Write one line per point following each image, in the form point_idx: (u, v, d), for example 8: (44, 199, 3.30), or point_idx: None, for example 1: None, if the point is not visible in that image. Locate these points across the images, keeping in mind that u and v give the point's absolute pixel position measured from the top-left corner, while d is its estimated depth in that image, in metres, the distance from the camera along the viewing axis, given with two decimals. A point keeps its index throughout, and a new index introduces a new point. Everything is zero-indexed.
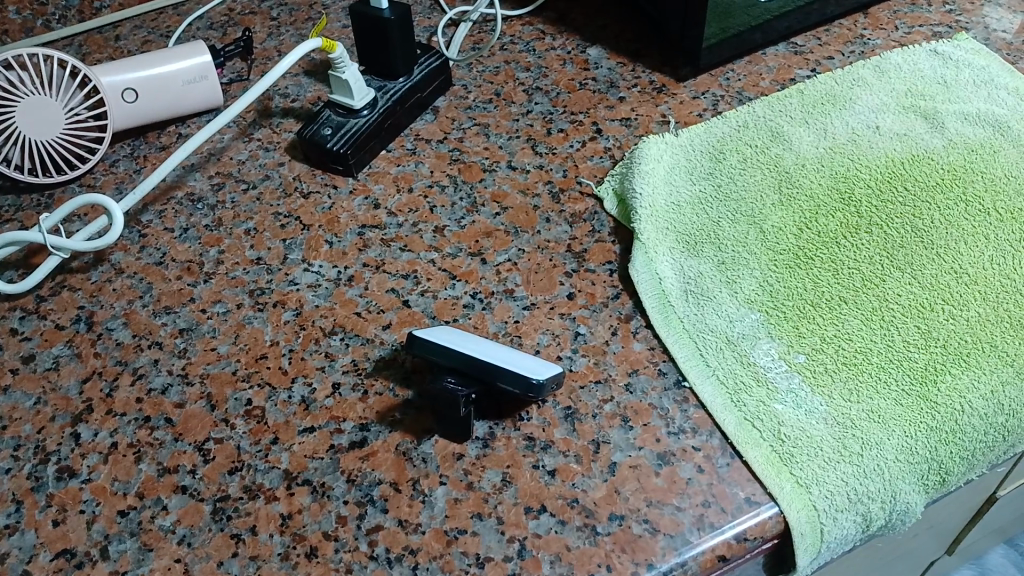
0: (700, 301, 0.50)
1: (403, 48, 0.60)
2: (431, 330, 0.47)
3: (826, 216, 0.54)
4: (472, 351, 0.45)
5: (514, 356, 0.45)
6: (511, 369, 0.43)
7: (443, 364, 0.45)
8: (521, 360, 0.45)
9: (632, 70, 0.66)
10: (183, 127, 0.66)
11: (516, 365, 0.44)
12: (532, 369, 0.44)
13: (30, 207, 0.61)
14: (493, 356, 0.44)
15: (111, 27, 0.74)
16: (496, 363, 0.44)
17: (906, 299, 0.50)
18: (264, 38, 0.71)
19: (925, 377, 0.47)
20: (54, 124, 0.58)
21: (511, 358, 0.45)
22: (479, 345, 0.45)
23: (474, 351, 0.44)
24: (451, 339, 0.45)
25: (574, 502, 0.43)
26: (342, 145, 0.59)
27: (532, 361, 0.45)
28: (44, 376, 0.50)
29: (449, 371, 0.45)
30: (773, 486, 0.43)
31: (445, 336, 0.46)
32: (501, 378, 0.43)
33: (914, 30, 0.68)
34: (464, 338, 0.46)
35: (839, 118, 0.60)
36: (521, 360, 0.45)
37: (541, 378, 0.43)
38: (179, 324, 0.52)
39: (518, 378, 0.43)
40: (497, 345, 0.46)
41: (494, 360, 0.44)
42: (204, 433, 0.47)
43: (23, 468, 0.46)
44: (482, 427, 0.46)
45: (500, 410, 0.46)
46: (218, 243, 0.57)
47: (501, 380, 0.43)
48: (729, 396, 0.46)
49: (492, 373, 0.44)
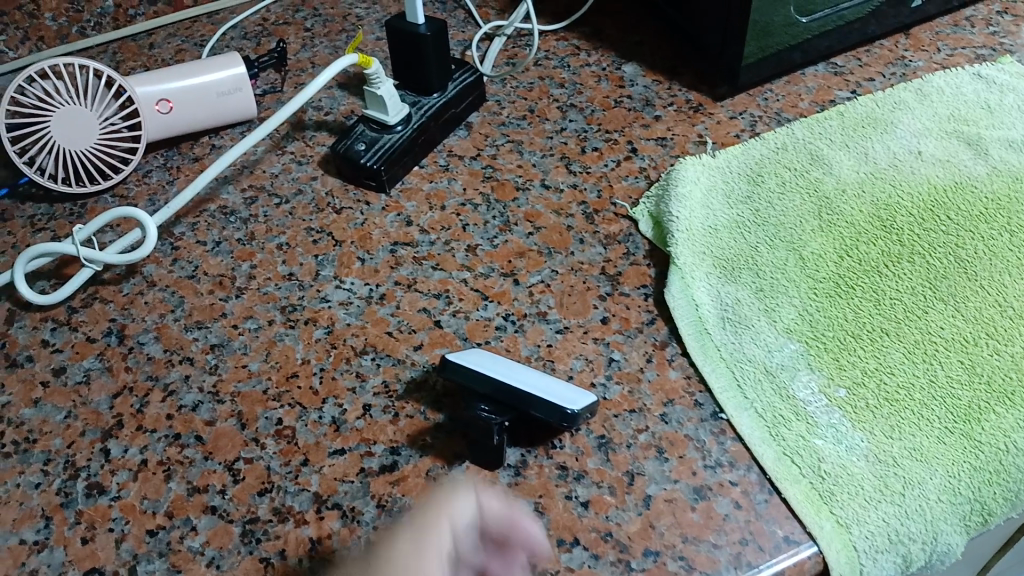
0: (738, 329, 0.49)
1: (439, 64, 0.60)
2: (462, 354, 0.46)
3: (867, 244, 0.53)
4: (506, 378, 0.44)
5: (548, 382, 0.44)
6: (547, 397, 0.43)
7: (477, 390, 0.44)
8: (555, 387, 0.44)
9: (668, 89, 0.65)
10: (216, 139, 0.65)
11: (550, 393, 0.43)
12: (567, 398, 0.43)
13: (62, 216, 0.61)
14: (528, 384, 0.44)
15: (145, 35, 0.73)
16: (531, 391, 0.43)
17: (949, 333, 0.49)
18: (298, 49, 0.71)
19: (968, 416, 0.46)
20: (89, 134, 0.58)
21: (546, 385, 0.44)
22: (512, 372, 0.45)
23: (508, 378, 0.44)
24: (483, 363, 0.45)
25: (608, 536, 0.42)
26: (375, 161, 0.58)
27: (565, 388, 0.44)
28: (75, 390, 0.50)
29: (483, 396, 0.44)
30: (813, 524, 0.42)
31: (479, 361, 0.45)
32: (537, 406, 0.43)
33: (956, 52, 0.67)
34: (497, 364, 0.45)
35: (880, 142, 0.59)
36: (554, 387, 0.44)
37: (578, 407, 0.42)
38: (210, 340, 0.52)
39: (554, 409, 0.42)
40: (530, 371, 0.45)
41: (528, 389, 0.43)
42: (234, 453, 0.47)
43: (53, 482, 0.46)
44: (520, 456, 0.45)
45: (534, 438, 0.46)
46: (250, 257, 0.56)
47: (534, 408, 0.43)
48: (768, 430, 0.45)
49: (527, 402, 0.43)
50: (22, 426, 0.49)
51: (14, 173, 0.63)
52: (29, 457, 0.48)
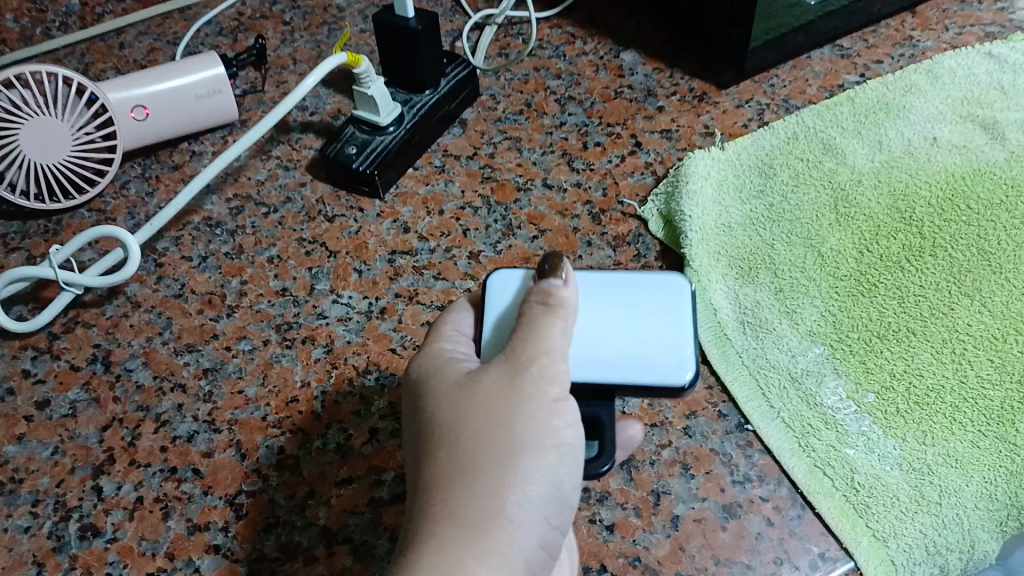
0: (759, 334, 0.47)
1: (431, 59, 0.57)
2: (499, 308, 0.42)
3: (887, 238, 0.51)
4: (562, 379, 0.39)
5: (642, 321, 0.41)
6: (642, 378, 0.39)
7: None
8: (652, 333, 0.40)
9: (669, 77, 0.62)
10: (197, 144, 0.62)
11: (640, 365, 0.39)
12: (672, 354, 0.40)
13: (36, 234, 0.57)
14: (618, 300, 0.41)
15: (114, 33, 0.69)
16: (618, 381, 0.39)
17: (977, 330, 0.46)
18: (278, 44, 0.68)
19: (1001, 418, 0.43)
20: (61, 147, 0.55)
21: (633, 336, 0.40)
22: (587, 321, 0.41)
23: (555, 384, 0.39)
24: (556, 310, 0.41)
25: (635, 561, 0.40)
26: (368, 166, 0.55)
27: (662, 318, 0.41)
28: (60, 423, 0.47)
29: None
30: (849, 541, 0.40)
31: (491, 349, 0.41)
32: (609, 414, 0.39)
33: (966, 31, 0.64)
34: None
35: (894, 129, 0.57)
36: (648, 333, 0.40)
37: (692, 367, 0.39)
38: (203, 364, 0.49)
39: (585, 461, 0.38)
40: (607, 309, 0.41)
41: (619, 373, 0.39)
42: (236, 487, 0.44)
43: (43, 525, 0.44)
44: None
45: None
46: (240, 272, 0.53)
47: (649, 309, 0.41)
48: (798, 440, 0.43)
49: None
50: (6, 465, 0.46)
51: None
52: (15, 499, 0.45)
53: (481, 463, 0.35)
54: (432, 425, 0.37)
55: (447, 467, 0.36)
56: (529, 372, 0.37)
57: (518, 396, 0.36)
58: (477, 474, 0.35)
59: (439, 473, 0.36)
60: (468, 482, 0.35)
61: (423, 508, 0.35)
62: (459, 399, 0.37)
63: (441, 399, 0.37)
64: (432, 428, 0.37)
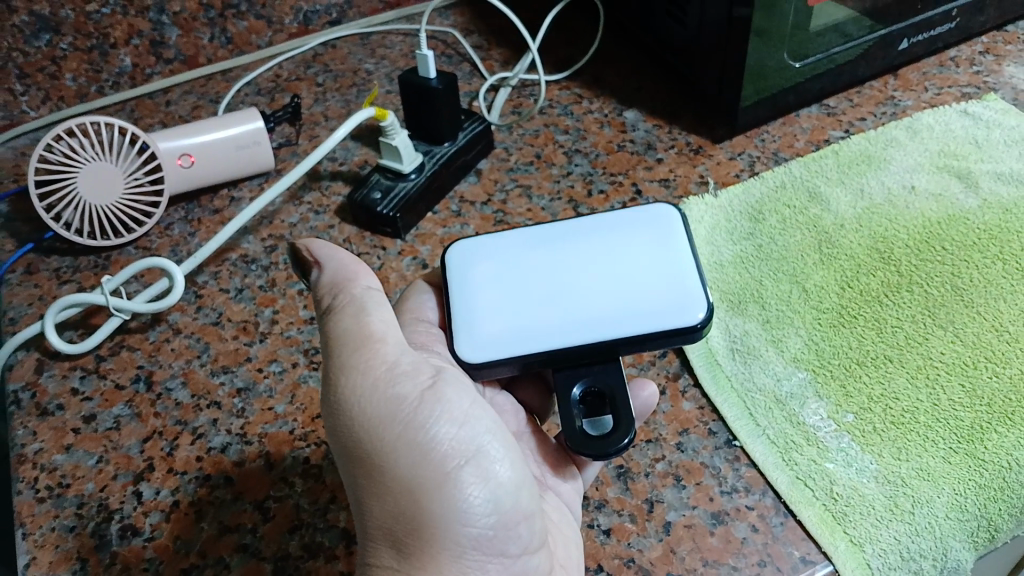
0: (747, 360, 0.51)
1: (449, 114, 0.63)
2: (500, 269, 0.46)
3: (866, 276, 0.55)
4: (580, 333, 0.42)
5: (641, 259, 0.45)
6: (660, 318, 0.42)
7: (534, 364, 0.42)
8: (655, 270, 0.44)
9: (669, 133, 0.68)
10: (235, 191, 0.67)
11: (643, 306, 0.42)
12: (681, 286, 0.43)
13: (87, 268, 0.63)
14: (621, 256, 0.45)
15: (161, 92, 0.75)
16: (636, 325, 0.42)
17: (950, 357, 0.50)
18: (311, 103, 0.74)
19: (972, 436, 0.47)
20: (113, 189, 0.61)
21: (639, 276, 0.44)
22: (589, 269, 0.45)
23: (576, 336, 0.42)
24: (567, 267, 0.45)
25: (630, 562, 0.44)
26: (391, 209, 0.60)
27: (658, 251, 0.45)
28: (105, 436, 0.52)
29: (559, 369, 0.43)
30: (828, 545, 0.43)
31: (492, 303, 0.44)
32: (623, 389, 0.42)
33: (943, 91, 0.70)
34: (564, 264, 0.45)
35: (875, 179, 0.61)
36: (652, 270, 0.44)
37: (702, 292, 0.43)
38: (236, 384, 0.54)
39: (607, 437, 0.40)
40: (608, 257, 0.45)
41: (620, 322, 0.42)
42: (264, 492, 0.48)
43: (87, 525, 0.48)
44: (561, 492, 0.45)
45: (554, 464, 0.47)
46: (272, 303, 0.58)
47: (652, 256, 0.45)
48: (781, 455, 0.47)
49: (567, 425, 0.41)
50: (55, 472, 0.50)
51: (38, 228, 0.65)
52: (62, 502, 0.49)
53: (416, 483, 0.38)
54: (378, 469, 0.38)
55: (388, 506, 0.38)
56: (397, 378, 0.40)
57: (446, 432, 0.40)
58: (419, 496, 0.38)
59: (383, 514, 0.38)
60: (415, 509, 0.38)
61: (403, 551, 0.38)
62: (355, 436, 0.39)
63: (378, 441, 0.39)
64: (377, 472, 0.38)
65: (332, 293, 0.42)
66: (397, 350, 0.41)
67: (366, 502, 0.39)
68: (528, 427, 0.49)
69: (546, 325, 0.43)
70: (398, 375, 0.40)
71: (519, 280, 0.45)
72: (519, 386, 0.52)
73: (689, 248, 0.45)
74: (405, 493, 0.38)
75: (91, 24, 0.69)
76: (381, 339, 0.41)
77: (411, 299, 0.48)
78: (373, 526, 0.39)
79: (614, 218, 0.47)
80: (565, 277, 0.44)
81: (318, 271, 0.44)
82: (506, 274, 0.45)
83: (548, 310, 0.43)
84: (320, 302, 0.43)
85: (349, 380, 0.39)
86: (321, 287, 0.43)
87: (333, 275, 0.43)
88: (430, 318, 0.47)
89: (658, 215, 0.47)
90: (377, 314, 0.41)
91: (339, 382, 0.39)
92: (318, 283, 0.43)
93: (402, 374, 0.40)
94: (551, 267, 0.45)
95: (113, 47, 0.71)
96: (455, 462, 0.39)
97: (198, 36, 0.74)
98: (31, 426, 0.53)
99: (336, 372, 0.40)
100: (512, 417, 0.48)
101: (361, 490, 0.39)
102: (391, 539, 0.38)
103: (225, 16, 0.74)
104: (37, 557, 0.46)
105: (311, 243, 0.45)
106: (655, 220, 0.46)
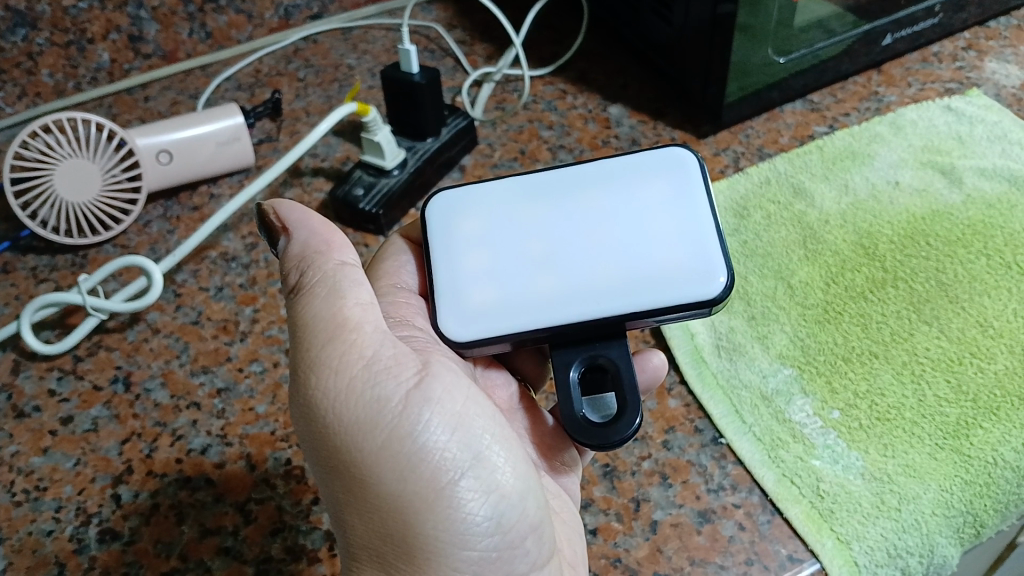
0: (732, 357, 0.51)
1: (433, 109, 0.62)
2: (489, 229, 0.44)
3: (851, 273, 0.55)
4: (579, 306, 0.41)
5: (646, 217, 0.43)
6: (667, 289, 0.41)
7: (533, 338, 0.41)
8: (664, 231, 0.42)
9: (653, 128, 0.67)
10: (215, 187, 0.66)
11: (652, 276, 0.41)
12: (695, 253, 0.41)
13: (64, 267, 0.62)
14: (624, 216, 0.43)
15: (140, 87, 0.74)
16: (641, 296, 0.41)
17: (935, 353, 0.50)
18: (292, 98, 0.73)
19: (957, 432, 0.46)
20: (90, 187, 0.60)
21: (644, 237, 0.42)
22: (589, 228, 0.43)
23: (575, 309, 0.41)
24: (565, 229, 0.43)
25: (617, 562, 0.44)
26: (373, 206, 0.60)
27: (667, 208, 0.43)
28: (83, 437, 0.51)
29: (559, 346, 0.42)
30: (814, 542, 0.43)
31: (488, 268, 0.43)
32: (627, 367, 0.41)
33: (926, 87, 0.70)
34: (561, 224, 0.43)
35: (859, 174, 0.61)
36: (660, 233, 0.42)
37: (722, 259, 0.41)
38: (217, 384, 0.53)
39: (613, 424, 0.38)
40: (608, 214, 0.43)
41: (625, 295, 0.41)
42: (245, 494, 0.47)
43: (65, 529, 0.47)
44: (564, 483, 0.45)
45: (552, 450, 0.46)
46: (253, 301, 0.57)
47: (658, 216, 0.43)
48: (767, 453, 0.47)
49: (568, 412, 0.39)
50: (32, 475, 0.49)
51: (14, 226, 0.64)
52: (40, 505, 0.48)
53: (404, 497, 0.38)
54: (361, 480, 0.38)
55: (373, 520, 0.38)
56: (376, 376, 0.39)
57: (434, 441, 0.39)
58: (408, 511, 0.38)
59: (368, 527, 0.38)
60: (401, 524, 0.38)
61: (393, 561, 0.38)
62: (333, 442, 0.38)
63: (359, 452, 0.38)
64: (361, 484, 0.38)
65: (298, 270, 0.41)
66: (376, 340, 0.39)
67: (352, 512, 0.39)
68: (522, 403, 0.47)
69: (542, 296, 0.41)
70: (377, 372, 0.39)
71: (509, 243, 0.43)
72: (518, 354, 0.51)
73: (701, 205, 0.43)
74: (392, 507, 0.38)
75: (68, 19, 0.67)
76: (356, 328, 0.39)
77: (388, 260, 0.47)
78: (359, 539, 0.39)
79: (614, 166, 0.45)
80: (565, 239, 0.43)
81: (286, 240, 0.42)
82: (495, 234, 0.44)
83: (542, 279, 0.42)
84: (288, 278, 0.41)
85: (325, 380, 0.38)
86: (290, 258, 0.41)
87: (302, 245, 0.41)
88: (408, 285, 0.46)
89: (666, 161, 0.44)
90: (353, 296, 0.40)
91: (313, 381, 0.38)
92: (287, 253, 0.42)
93: (381, 372, 0.39)
94: (545, 226, 0.43)
95: (91, 42, 0.70)
96: (445, 472, 0.38)
97: (178, 31, 0.73)
98: (8, 428, 0.52)
99: (309, 368, 0.39)
100: (503, 393, 0.47)
101: (343, 500, 0.39)
102: (379, 553, 0.39)
103: (205, 11, 0.73)
104: (15, 562, 0.46)
105: (276, 205, 0.43)
106: (667, 174, 0.44)
